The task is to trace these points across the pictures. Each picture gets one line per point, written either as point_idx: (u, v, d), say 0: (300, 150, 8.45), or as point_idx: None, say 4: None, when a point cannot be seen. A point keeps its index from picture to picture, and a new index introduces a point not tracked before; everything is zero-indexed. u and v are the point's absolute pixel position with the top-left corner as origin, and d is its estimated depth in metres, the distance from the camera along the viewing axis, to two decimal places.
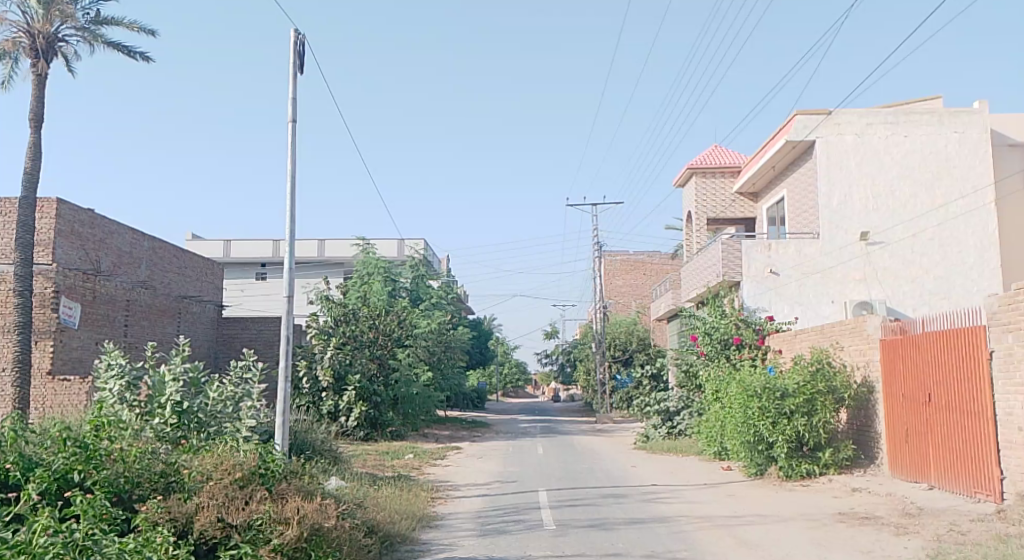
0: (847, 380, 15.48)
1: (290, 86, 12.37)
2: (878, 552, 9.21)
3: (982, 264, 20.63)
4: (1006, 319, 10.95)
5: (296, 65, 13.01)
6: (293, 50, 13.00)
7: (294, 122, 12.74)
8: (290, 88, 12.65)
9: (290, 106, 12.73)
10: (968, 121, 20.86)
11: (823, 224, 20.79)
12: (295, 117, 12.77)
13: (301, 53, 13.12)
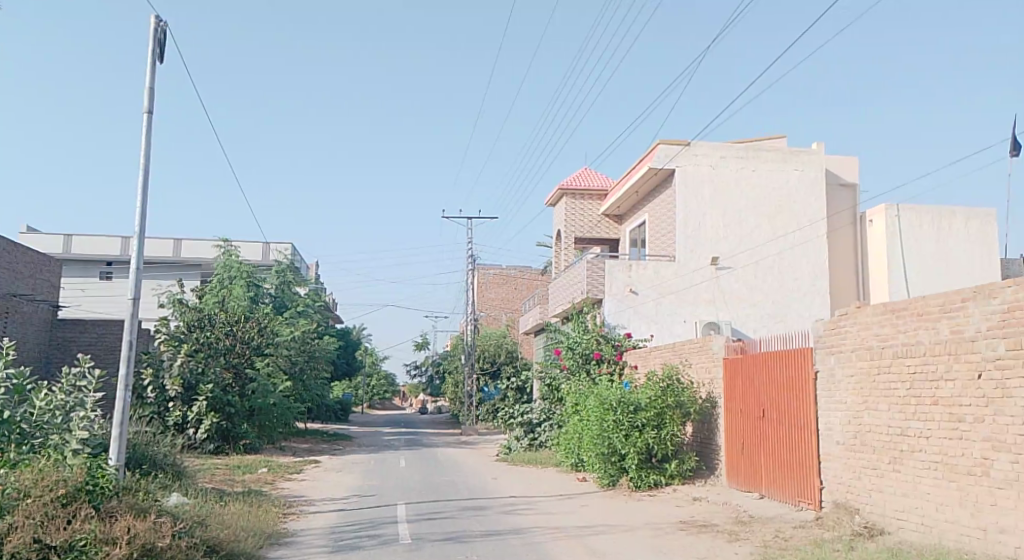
0: (693, 395, 16.32)
1: (146, 76, 11.99)
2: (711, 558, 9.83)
3: (815, 291, 22.18)
4: (830, 341, 11.86)
5: (156, 53, 12.60)
6: (153, 37, 12.60)
7: (150, 113, 12.32)
8: (148, 78, 12.26)
9: (148, 96, 12.33)
10: (808, 160, 22.52)
11: (679, 248, 21.82)
12: (151, 108, 12.35)
13: (161, 41, 12.72)
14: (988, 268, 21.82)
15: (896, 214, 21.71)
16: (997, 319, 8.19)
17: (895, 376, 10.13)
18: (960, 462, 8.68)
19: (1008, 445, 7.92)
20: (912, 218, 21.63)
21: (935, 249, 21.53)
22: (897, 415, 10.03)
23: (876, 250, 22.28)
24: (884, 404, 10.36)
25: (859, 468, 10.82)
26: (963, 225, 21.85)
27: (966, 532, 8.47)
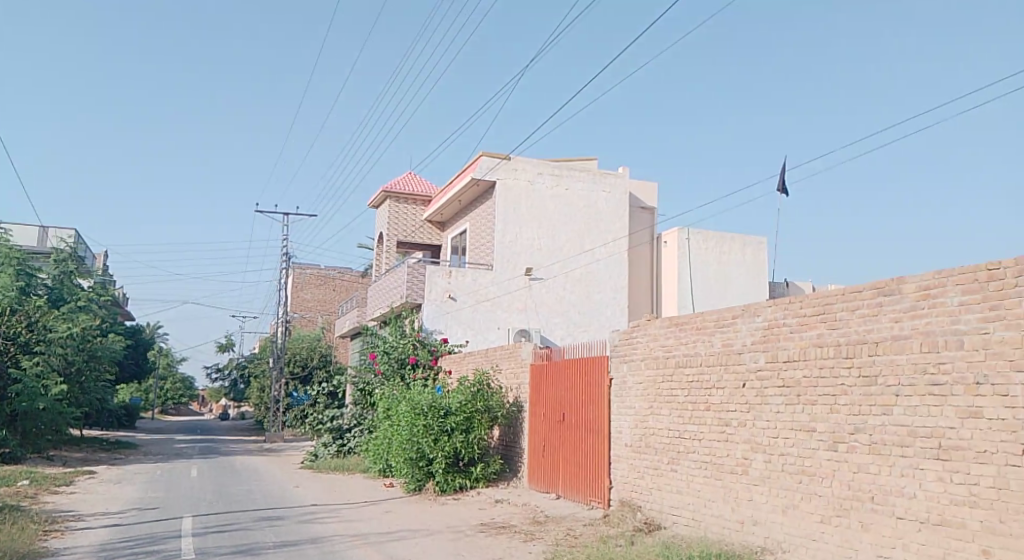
0: (501, 399, 16.83)
1: None
2: None
3: (616, 304, 23.49)
4: (623, 350, 12.68)
5: None
6: None
7: None
8: None
9: None
10: (613, 183, 23.97)
11: (496, 257, 22.43)
12: None
13: None
14: (755, 295, 24.26)
15: (686, 236, 23.64)
16: (759, 334, 9.05)
17: (675, 383, 11.00)
18: (725, 461, 9.57)
19: (763, 446, 8.81)
20: (699, 242, 23.72)
21: (713, 273, 23.78)
22: (676, 418, 10.91)
23: (668, 268, 23.96)
24: (665, 408, 11.21)
25: (642, 468, 11.67)
26: (741, 255, 24.20)
27: (727, 525, 9.40)
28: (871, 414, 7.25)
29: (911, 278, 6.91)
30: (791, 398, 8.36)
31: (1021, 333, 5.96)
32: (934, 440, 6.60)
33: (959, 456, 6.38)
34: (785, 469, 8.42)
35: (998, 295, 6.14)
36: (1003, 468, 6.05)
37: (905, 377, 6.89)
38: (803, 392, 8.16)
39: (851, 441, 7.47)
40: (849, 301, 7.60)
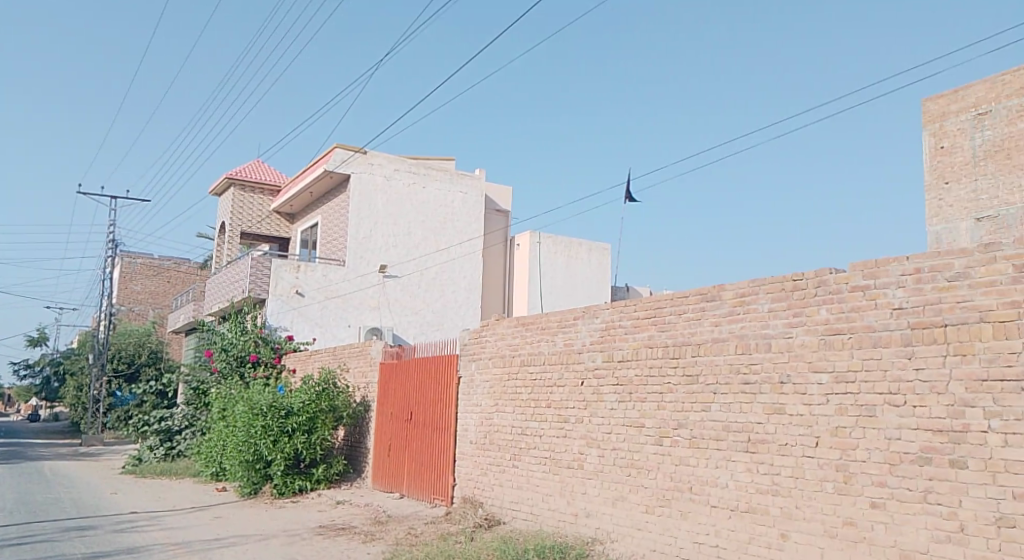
0: (348, 398, 16.76)
1: None
2: None
3: (469, 302, 23.86)
4: (471, 349, 12.95)
5: None
6: None
7: None
8: None
9: None
10: (469, 184, 24.34)
11: (349, 253, 22.14)
12: None
13: None
14: (600, 293, 25.36)
15: (537, 241, 24.29)
16: (597, 334, 9.51)
17: (519, 381, 11.39)
18: (563, 456, 10.03)
19: (597, 441, 9.30)
20: (549, 246, 24.45)
21: (561, 274, 24.58)
22: (519, 415, 11.29)
23: (519, 271, 24.60)
24: (509, 406, 11.58)
25: (485, 465, 12.00)
26: (587, 255, 25.12)
27: (562, 517, 9.85)
28: (692, 411, 7.84)
29: (729, 286, 7.52)
30: (624, 395, 8.86)
31: (818, 337, 6.65)
32: (744, 434, 7.23)
33: (765, 448, 7.03)
34: (615, 463, 8.93)
35: (801, 302, 6.81)
36: (800, 459, 6.72)
37: (722, 377, 7.50)
38: (634, 390, 8.68)
39: (674, 436, 8.04)
40: (675, 305, 8.16)
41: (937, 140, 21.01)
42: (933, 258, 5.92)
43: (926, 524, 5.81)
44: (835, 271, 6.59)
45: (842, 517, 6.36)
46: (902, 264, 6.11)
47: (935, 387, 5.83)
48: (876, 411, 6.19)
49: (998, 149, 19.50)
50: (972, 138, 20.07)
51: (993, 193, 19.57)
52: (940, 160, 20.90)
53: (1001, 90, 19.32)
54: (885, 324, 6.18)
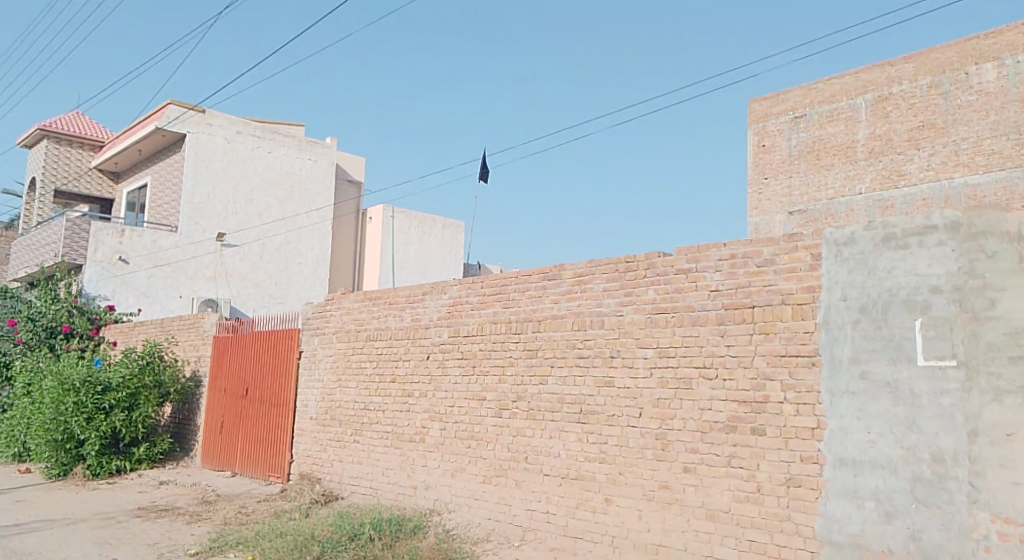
0: (175, 373, 16.17)
1: None
2: (161, 543, 10.02)
3: (315, 274, 23.67)
4: (315, 323, 12.70)
5: None
6: None
7: None
8: None
9: None
10: (318, 151, 24.05)
11: (182, 218, 21.21)
12: None
13: None
14: (453, 269, 25.72)
15: (392, 214, 24.34)
16: (445, 310, 9.65)
17: (365, 355, 11.45)
18: (406, 430, 10.25)
19: (440, 415, 9.53)
20: (403, 220, 24.53)
21: (415, 250, 24.69)
22: (363, 390, 11.38)
23: (371, 244, 24.57)
24: (353, 381, 11.62)
25: (326, 441, 12.00)
26: (441, 232, 25.38)
27: (402, 490, 10.11)
28: (530, 384, 8.27)
29: (569, 265, 7.98)
30: (468, 369, 9.12)
31: (645, 316, 7.24)
32: (577, 406, 7.74)
33: (595, 419, 7.57)
34: (456, 435, 9.19)
35: (632, 283, 7.38)
36: (625, 428, 7.29)
37: (559, 351, 7.98)
38: (476, 364, 8.97)
39: (513, 408, 8.44)
40: (519, 283, 8.52)
41: (760, 139, 22.45)
42: (746, 245, 6.60)
43: (730, 486, 6.52)
44: (662, 255, 7.18)
45: (658, 482, 6.99)
46: (720, 250, 6.76)
47: (742, 362, 6.53)
48: (692, 384, 6.84)
49: (809, 151, 21.10)
50: (789, 138, 21.68)
51: (804, 190, 21.29)
52: (761, 157, 22.35)
53: (815, 96, 20.90)
54: (703, 304, 6.83)
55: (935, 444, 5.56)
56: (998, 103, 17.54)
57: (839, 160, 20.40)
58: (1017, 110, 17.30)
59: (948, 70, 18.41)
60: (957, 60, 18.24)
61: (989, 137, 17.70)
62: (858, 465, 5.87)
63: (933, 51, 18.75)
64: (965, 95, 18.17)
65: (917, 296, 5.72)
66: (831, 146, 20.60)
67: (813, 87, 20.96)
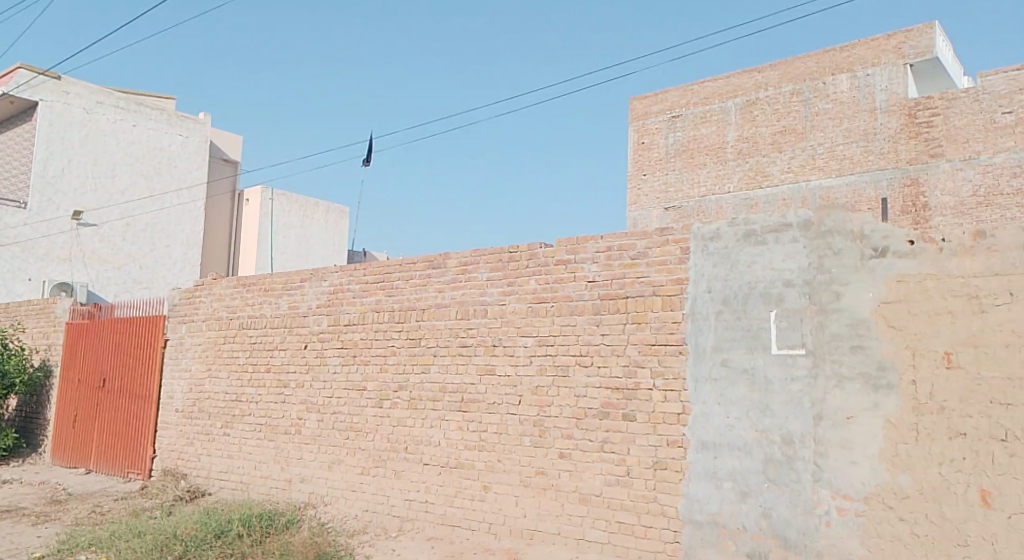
0: (23, 363, 15.08)
1: None
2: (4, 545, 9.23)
3: (184, 258, 22.74)
4: (182, 311, 12.12)
5: None
6: None
7: None
8: None
9: None
10: (190, 128, 23.04)
11: (32, 193, 19.66)
12: None
13: None
14: (334, 255, 25.53)
15: (270, 197, 23.61)
16: (325, 298, 9.51)
17: (238, 345, 10.85)
18: (280, 422, 9.85)
19: (317, 406, 9.36)
20: (283, 202, 23.96)
21: (295, 236, 24.23)
22: (236, 381, 10.75)
23: (247, 228, 23.83)
24: (225, 371, 10.94)
25: (193, 435, 11.40)
26: (324, 216, 25.21)
27: (275, 485, 9.71)
28: (412, 373, 8.38)
29: (453, 254, 8.13)
30: (347, 358, 9.09)
31: (526, 305, 7.51)
32: (458, 395, 7.93)
33: (475, 407, 7.78)
34: (334, 426, 9.10)
35: (514, 272, 7.63)
36: (504, 416, 7.54)
37: (442, 340, 8.14)
38: (357, 353, 8.96)
39: (394, 398, 8.51)
40: (402, 271, 8.59)
41: (640, 136, 20.80)
42: (622, 238, 6.97)
43: (602, 470, 6.88)
44: (544, 246, 7.46)
45: (535, 468, 7.28)
46: (597, 242, 7.11)
47: (615, 350, 6.90)
48: (570, 371, 7.16)
49: (684, 150, 19.68)
50: (666, 137, 20.18)
51: (679, 185, 19.76)
52: (641, 155, 20.72)
53: (690, 97, 19.69)
54: (581, 294, 7.16)
55: (785, 427, 6.10)
56: (851, 112, 16.91)
57: (709, 159, 19.21)
58: (868, 119, 16.67)
59: (808, 79, 17.65)
60: (817, 70, 17.52)
61: (842, 143, 17.03)
62: (717, 447, 6.35)
63: (798, 58, 17.92)
64: (823, 103, 17.39)
65: (774, 289, 6.24)
66: (703, 147, 19.34)
67: (690, 87, 19.71)
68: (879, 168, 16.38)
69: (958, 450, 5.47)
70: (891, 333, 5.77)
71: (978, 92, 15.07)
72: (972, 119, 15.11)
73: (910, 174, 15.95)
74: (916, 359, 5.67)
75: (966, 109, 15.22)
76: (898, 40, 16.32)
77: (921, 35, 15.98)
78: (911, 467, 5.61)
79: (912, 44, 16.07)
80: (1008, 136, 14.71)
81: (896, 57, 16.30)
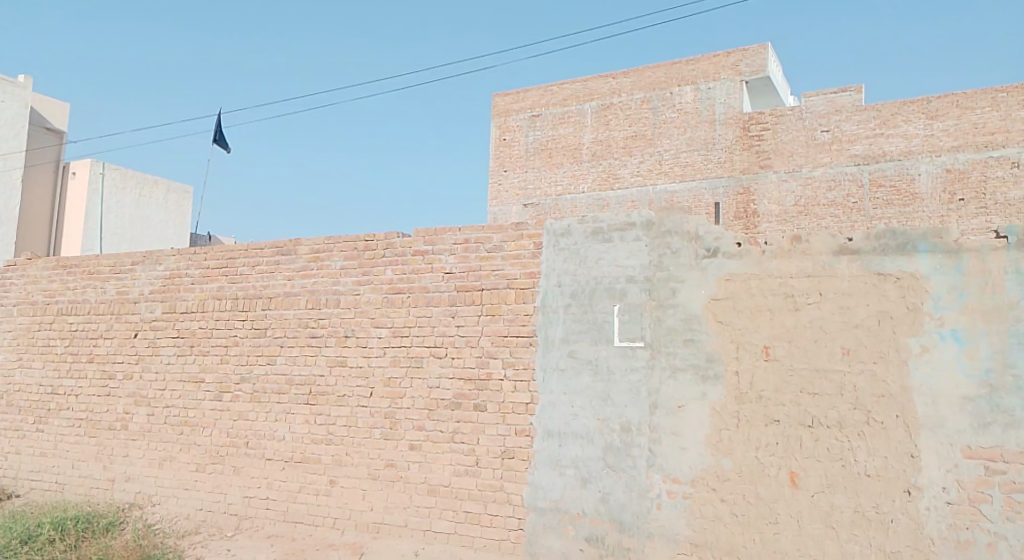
0: None
1: None
2: None
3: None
4: None
5: None
6: None
7: None
8: None
9: None
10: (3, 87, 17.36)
11: None
12: None
13: None
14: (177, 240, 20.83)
15: (102, 170, 18.76)
16: (159, 283, 8.99)
17: (55, 332, 9.75)
18: (102, 417, 9.16)
19: (148, 399, 8.85)
20: (115, 179, 19.07)
21: (130, 216, 19.51)
22: (51, 371, 9.69)
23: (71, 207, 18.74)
24: (39, 361, 9.79)
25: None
26: (163, 197, 20.46)
27: (96, 484, 9.05)
28: (257, 364, 8.17)
29: (305, 241, 8.01)
30: (184, 348, 8.69)
31: (381, 295, 7.54)
32: (306, 387, 7.83)
33: (324, 400, 7.71)
34: (167, 421, 8.67)
35: (370, 262, 7.64)
36: (354, 409, 7.53)
37: (290, 330, 8.00)
38: (196, 343, 8.60)
39: (236, 390, 8.25)
40: (248, 257, 8.34)
41: (502, 132, 20.75)
42: (479, 231, 7.17)
43: (451, 461, 7.04)
44: (401, 236, 7.51)
45: (384, 460, 7.33)
46: (455, 235, 7.26)
47: (469, 341, 7.09)
48: (423, 363, 7.27)
49: (543, 149, 19.83)
50: (525, 136, 20.20)
51: (538, 183, 19.84)
52: (501, 151, 20.68)
53: (550, 97, 19.85)
54: (437, 286, 7.28)
55: (624, 415, 6.50)
56: (694, 121, 17.63)
57: (566, 160, 19.47)
58: (708, 130, 17.42)
59: (657, 87, 18.24)
60: (665, 80, 18.15)
61: (686, 151, 17.71)
62: (561, 436, 6.68)
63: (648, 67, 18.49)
64: (669, 112, 18.03)
65: (618, 284, 6.65)
66: (561, 147, 19.57)
67: (549, 87, 19.86)
68: (716, 176, 17.18)
69: (773, 435, 6.05)
70: (719, 327, 6.29)
71: (802, 111, 16.26)
72: (796, 136, 16.27)
73: (743, 183, 16.84)
74: (739, 352, 6.22)
75: (792, 125, 16.37)
76: (736, 57, 17.23)
77: (756, 54, 16.95)
78: (733, 452, 6.14)
79: (748, 63, 17.02)
80: (825, 152, 15.90)
81: (733, 73, 17.20)
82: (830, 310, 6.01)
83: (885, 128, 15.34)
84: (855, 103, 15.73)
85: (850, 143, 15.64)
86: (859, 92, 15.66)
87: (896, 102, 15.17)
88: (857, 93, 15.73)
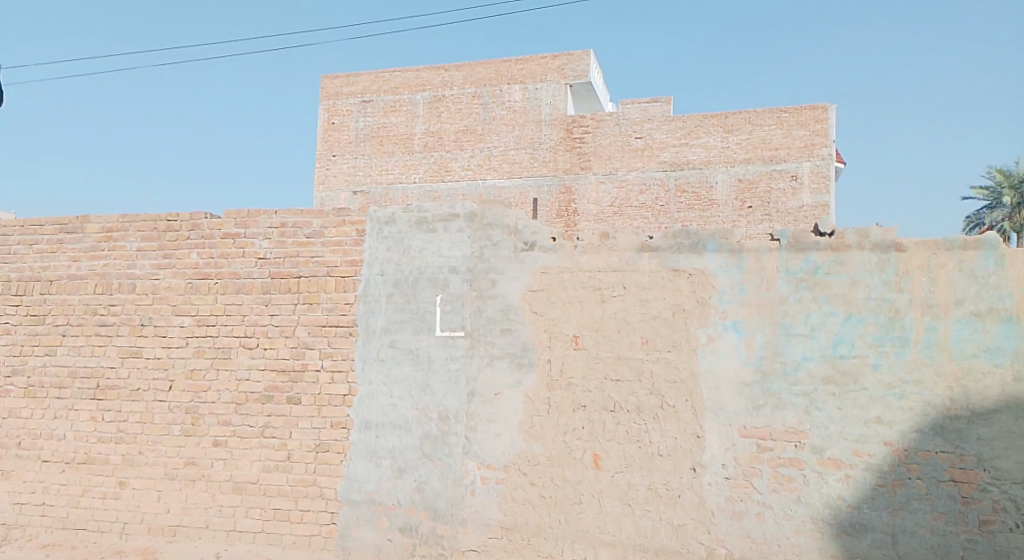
0: None
1: None
2: None
3: None
4: None
5: None
6: None
7: None
8: None
9: None
10: None
11: None
12: None
13: None
14: None
15: None
16: None
17: None
18: None
19: None
20: None
21: None
22: None
23: None
24: None
25: None
26: None
27: None
28: (32, 355, 7.38)
29: (94, 219, 7.35)
30: None
31: (185, 281, 7.12)
32: (92, 381, 7.19)
33: (114, 395, 7.13)
34: None
35: (172, 244, 7.18)
36: (150, 404, 7.05)
37: (73, 317, 7.31)
38: None
39: (5, 385, 7.40)
40: (24, 234, 7.51)
41: (331, 116, 19.83)
42: (297, 216, 6.97)
43: (260, 456, 6.80)
44: (209, 217, 7.14)
45: (184, 458, 6.92)
46: (270, 218, 7.01)
47: (284, 331, 6.89)
48: (231, 353, 6.96)
49: (374, 135, 19.23)
50: (356, 121, 19.46)
51: (368, 170, 19.21)
52: (330, 134, 19.75)
53: (381, 84, 19.24)
54: (250, 272, 7.01)
55: (442, 404, 6.60)
56: (521, 120, 18.04)
57: (398, 149, 19.04)
58: (535, 129, 17.93)
59: (487, 84, 18.37)
60: (495, 76, 18.35)
61: (514, 149, 18.07)
62: (379, 427, 6.66)
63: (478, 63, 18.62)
64: (498, 109, 18.26)
65: (440, 274, 6.74)
66: (393, 136, 19.09)
67: (381, 74, 19.25)
68: (542, 174, 17.77)
69: (579, 420, 6.41)
70: (534, 317, 6.56)
71: (618, 118, 17.31)
72: (614, 140, 17.30)
73: (565, 183, 17.60)
74: (552, 341, 6.52)
75: (610, 130, 17.37)
76: (561, 61, 17.83)
77: (580, 60, 17.68)
78: (543, 437, 6.43)
79: (573, 67, 17.72)
80: (638, 158, 17.08)
81: (559, 76, 17.81)
82: (633, 303, 6.44)
83: (689, 138, 16.70)
84: (665, 114, 17.01)
85: (659, 150, 16.91)
86: (669, 103, 16.90)
87: (698, 115, 16.57)
88: (667, 105, 16.97)
